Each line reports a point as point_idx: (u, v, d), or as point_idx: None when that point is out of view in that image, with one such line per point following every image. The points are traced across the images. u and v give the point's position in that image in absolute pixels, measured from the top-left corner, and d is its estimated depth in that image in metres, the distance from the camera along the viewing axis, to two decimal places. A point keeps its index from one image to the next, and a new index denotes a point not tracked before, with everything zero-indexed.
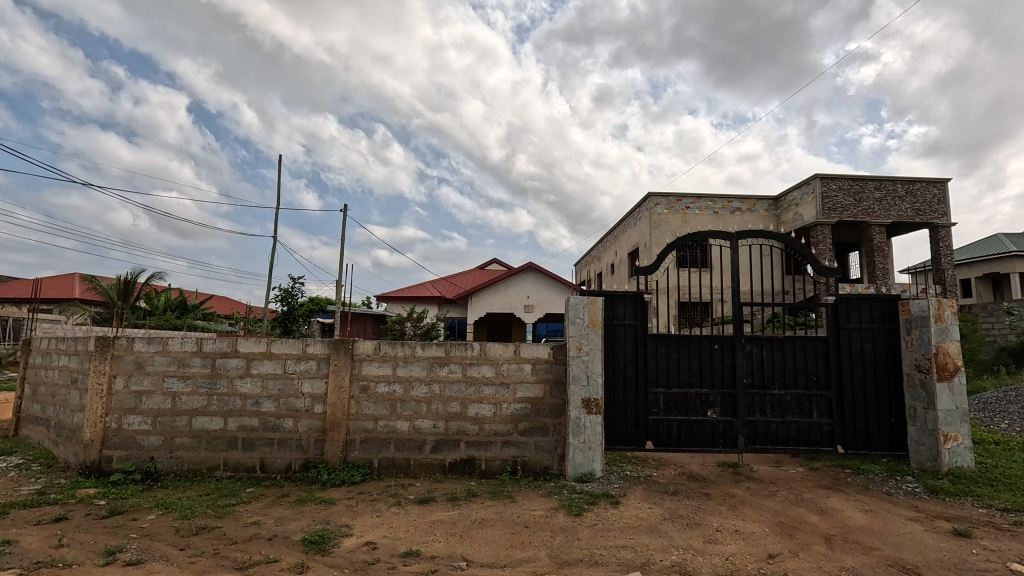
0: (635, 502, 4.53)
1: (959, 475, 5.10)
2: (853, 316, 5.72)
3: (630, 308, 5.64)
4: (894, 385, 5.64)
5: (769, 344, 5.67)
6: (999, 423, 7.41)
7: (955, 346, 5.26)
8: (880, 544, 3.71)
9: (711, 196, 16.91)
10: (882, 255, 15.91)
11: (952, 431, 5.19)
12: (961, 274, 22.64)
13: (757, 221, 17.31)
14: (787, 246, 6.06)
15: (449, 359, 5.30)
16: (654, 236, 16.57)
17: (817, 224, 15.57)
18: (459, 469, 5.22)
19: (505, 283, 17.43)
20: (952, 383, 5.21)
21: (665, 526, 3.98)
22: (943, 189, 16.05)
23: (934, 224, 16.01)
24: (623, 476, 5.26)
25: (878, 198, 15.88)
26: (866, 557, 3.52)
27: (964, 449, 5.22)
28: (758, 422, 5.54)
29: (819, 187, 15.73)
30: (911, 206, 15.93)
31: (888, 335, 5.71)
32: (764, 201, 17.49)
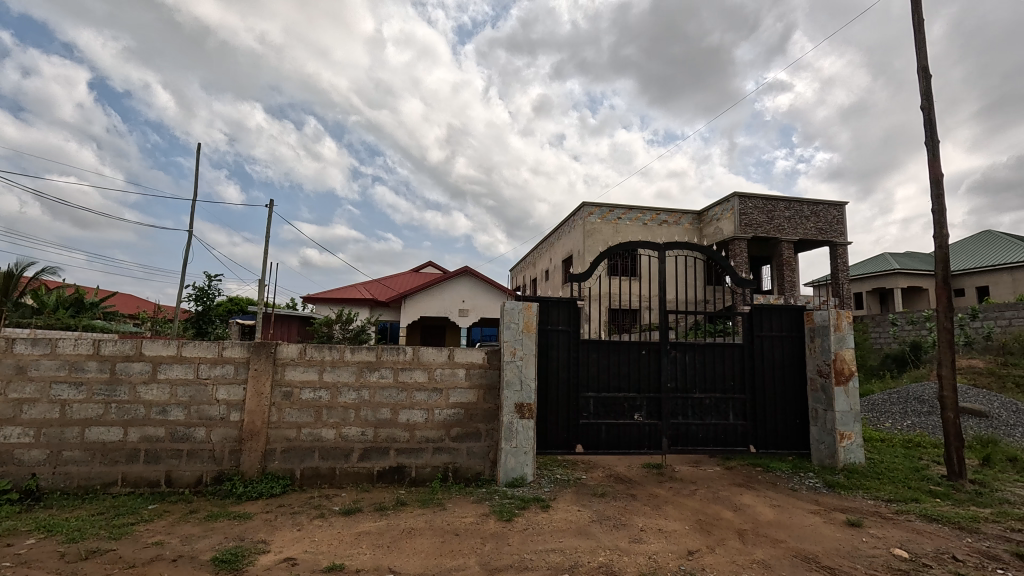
0: (564, 505, 4.60)
1: (852, 470, 5.63)
2: (766, 325, 6.17)
3: (564, 313, 5.74)
4: (799, 388, 6.15)
5: (691, 350, 5.98)
6: (884, 422, 8.28)
7: (850, 353, 5.81)
8: (786, 537, 4.00)
9: (640, 208, 17.73)
10: (790, 269, 17.34)
11: (846, 430, 5.73)
12: (855, 287, 25.21)
13: (683, 234, 18.33)
14: (710, 258, 6.43)
15: (380, 364, 5.13)
16: (588, 244, 17.06)
17: (735, 238, 16.72)
18: (388, 477, 5.06)
19: (441, 287, 17.21)
20: (847, 387, 5.75)
21: (593, 528, 4.06)
22: (841, 211, 17.78)
23: (835, 243, 17.64)
24: (554, 480, 5.32)
25: (788, 217, 17.30)
26: (774, 549, 3.77)
27: (856, 446, 5.77)
28: (681, 424, 5.83)
29: (737, 204, 16.91)
30: (814, 225, 17.51)
31: (796, 342, 6.19)
32: (689, 215, 18.55)
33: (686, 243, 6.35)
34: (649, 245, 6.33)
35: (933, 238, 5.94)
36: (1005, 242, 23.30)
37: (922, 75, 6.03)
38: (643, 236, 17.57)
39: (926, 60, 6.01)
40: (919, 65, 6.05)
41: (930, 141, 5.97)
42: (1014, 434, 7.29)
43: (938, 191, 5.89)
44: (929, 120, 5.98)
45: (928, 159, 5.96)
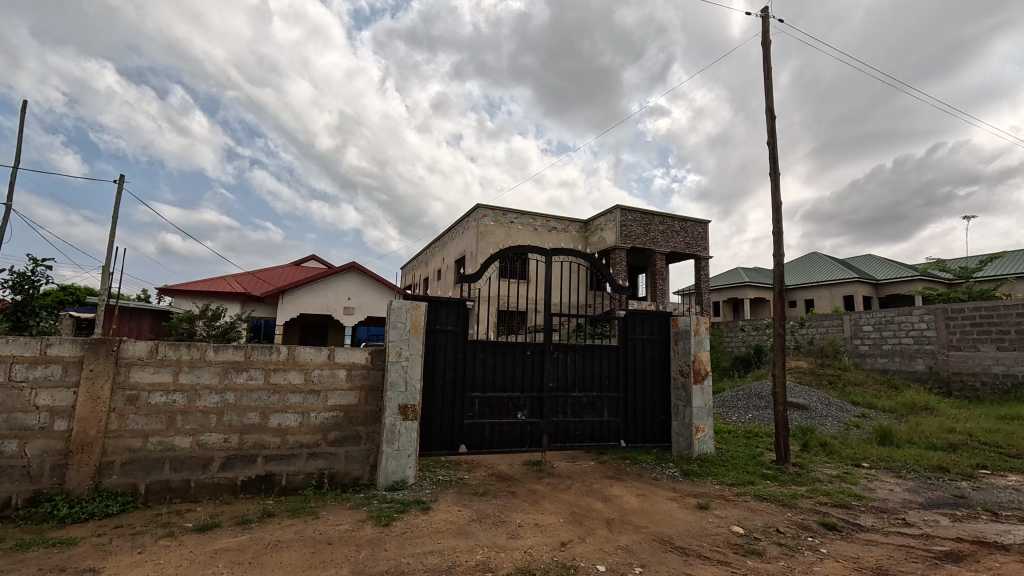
0: (445, 506, 4.58)
1: (704, 459, 6.34)
2: (638, 329, 6.73)
3: (452, 313, 5.73)
4: (664, 387, 6.78)
5: (572, 351, 6.32)
6: (732, 415, 9.44)
7: (706, 354, 6.53)
8: (647, 522, 4.39)
9: (532, 213, 18.33)
10: (661, 278, 19.06)
11: (700, 424, 6.43)
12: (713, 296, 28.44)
13: (570, 241, 19.31)
14: (592, 265, 6.84)
15: (249, 364, 4.71)
16: (480, 246, 17.23)
17: (616, 247, 17.98)
18: (253, 488, 4.65)
19: (324, 283, 16.25)
20: (703, 385, 6.45)
21: (472, 527, 4.10)
22: (705, 229, 19.95)
23: (699, 257, 19.74)
24: (435, 481, 5.28)
25: (661, 231, 19.01)
26: (636, 535, 4.11)
27: (708, 438, 6.50)
28: (561, 422, 6.12)
29: (618, 216, 18.20)
30: (683, 240, 19.43)
31: (663, 345, 6.83)
32: (576, 223, 19.58)
33: (571, 250, 6.69)
34: (538, 250, 6.56)
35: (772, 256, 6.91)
36: (826, 262, 27.85)
37: (769, 116, 6.99)
38: (533, 241, 18.20)
39: (773, 104, 6.97)
40: (767, 107, 7.00)
41: (773, 174, 6.94)
42: (826, 423, 8.73)
43: (778, 217, 6.87)
44: (773, 156, 6.95)
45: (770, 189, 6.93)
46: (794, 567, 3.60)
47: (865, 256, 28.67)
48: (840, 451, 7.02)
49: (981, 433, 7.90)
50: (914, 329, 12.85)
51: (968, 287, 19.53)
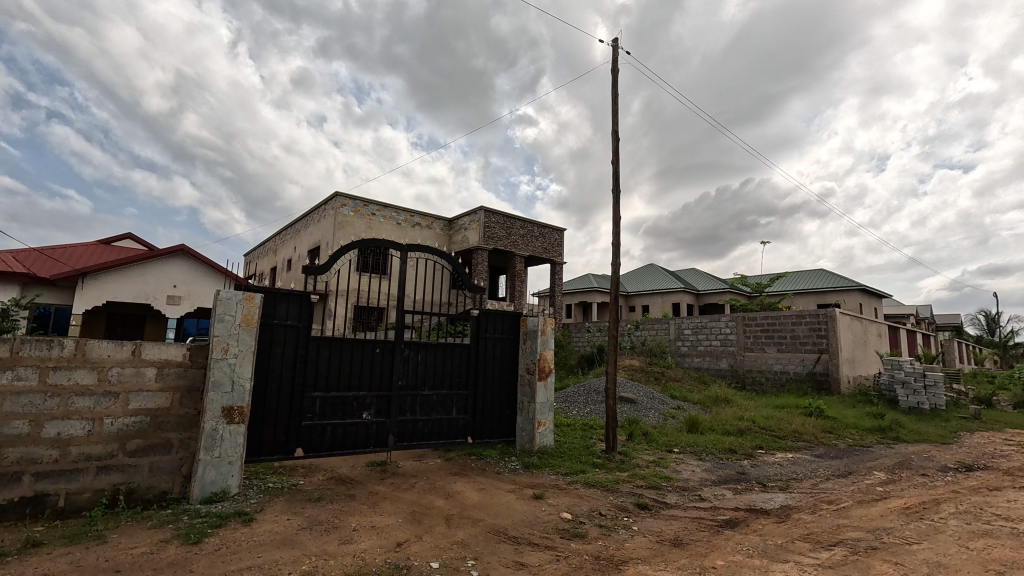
0: (272, 516, 4.21)
1: (543, 451, 6.75)
2: (490, 328, 6.94)
3: (293, 307, 5.31)
4: (512, 384, 7.07)
5: (424, 349, 6.27)
6: (573, 410, 10.22)
7: (550, 353, 6.97)
8: (485, 516, 4.53)
9: (395, 207, 17.84)
10: (520, 280, 19.90)
11: (542, 418, 6.85)
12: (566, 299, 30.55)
13: (434, 238, 19.21)
14: (448, 264, 6.88)
15: (16, 362, 3.84)
16: (337, 237, 16.27)
17: (478, 248, 18.33)
18: (16, 513, 3.78)
19: (142, 266, 13.94)
20: (546, 382, 6.87)
21: (302, 536, 3.83)
22: (561, 236, 21.32)
23: (554, 262, 21.02)
24: (263, 489, 4.83)
25: (522, 235, 19.85)
26: (474, 528, 4.23)
27: (548, 431, 6.94)
28: (408, 421, 6.03)
29: (482, 218, 18.56)
30: (541, 245, 20.53)
31: (512, 344, 7.12)
32: (441, 221, 19.55)
33: (428, 248, 6.65)
34: (393, 245, 6.39)
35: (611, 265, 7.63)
36: (660, 273, 31.63)
37: (614, 138, 7.71)
38: (395, 235, 17.73)
39: (618, 127, 7.69)
40: (613, 130, 7.72)
41: (615, 190, 7.67)
42: (649, 415, 9.92)
43: (617, 230, 7.60)
44: (616, 174, 7.68)
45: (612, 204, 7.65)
46: (609, 545, 4.01)
47: (690, 269, 33.19)
48: (658, 439, 8.02)
49: (761, 420, 9.64)
50: (721, 333, 15.21)
51: (761, 299, 23.72)
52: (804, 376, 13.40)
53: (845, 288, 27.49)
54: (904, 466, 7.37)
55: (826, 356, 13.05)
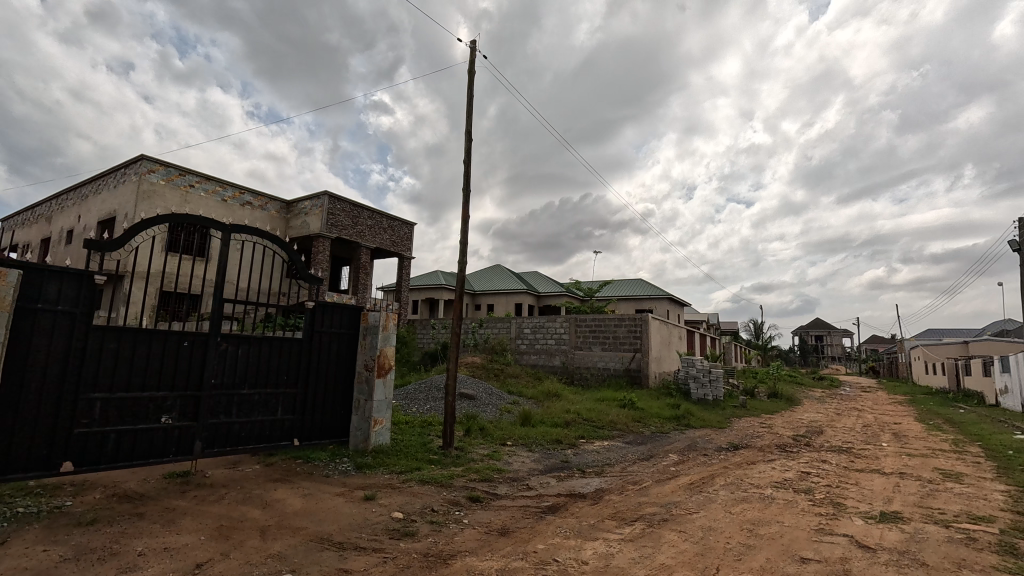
0: (18, 549, 3.35)
1: (378, 450, 6.52)
2: (326, 322, 6.50)
3: (68, 289, 4.32)
4: (348, 381, 6.72)
5: (245, 343, 5.61)
6: (412, 407, 10.08)
7: (391, 349, 6.75)
8: (308, 523, 4.21)
9: (220, 181, 15.74)
10: (364, 273, 19.02)
11: (379, 416, 6.61)
12: (413, 295, 30.11)
13: (267, 221, 17.38)
14: (281, 250, 6.25)
15: None
16: (141, 208, 13.72)
17: (320, 235, 17.05)
18: None
19: None
20: (385, 378, 6.65)
21: (62, 571, 3.12)
22: (410, 231, 20.93)
23: (402, 256, 20.56)
24: (9, 517, 3.82)
25: (369, 225, 19.00)
26: (293, 538, 3.89)
27: (384, 430, 6.73)
28: (221, 424, 5.33)
29: (325, 203, 17.30)
30: (389, 238, 19.90)
31: (350, 339, 6.76)
32: (276, 202, 17.77)
33: (257, 229, 5.95)
34: (213, 223, 5.58)
35: (457, 263, 7.70)
36: (505, 273, 33.01)
37: (467, 138, 7.80)
38: (219, 213, 15.60)
39: (471, 128, 7.81)
40: (466, 130, 7.81)
41: (465, 190, 7.77)
42: (486, 410, 10.26)
43: (465, 229, 7.71)
44: (467, 174, 7.78)
45: (461, 203, 7.74)
46: (439, 541, 4.02)
47: (532, 272, 35.26)
48: (493, 433, 8.33)
49: (584, 412, 10.65)
50: (556, 333, 16.42)
51: (591, 303, 26.23)
52: (621, 372, 15.19)
53: (657, 296, 31.83)
54: (691, 448, 8.78)
55: (639, 355, 14.97)
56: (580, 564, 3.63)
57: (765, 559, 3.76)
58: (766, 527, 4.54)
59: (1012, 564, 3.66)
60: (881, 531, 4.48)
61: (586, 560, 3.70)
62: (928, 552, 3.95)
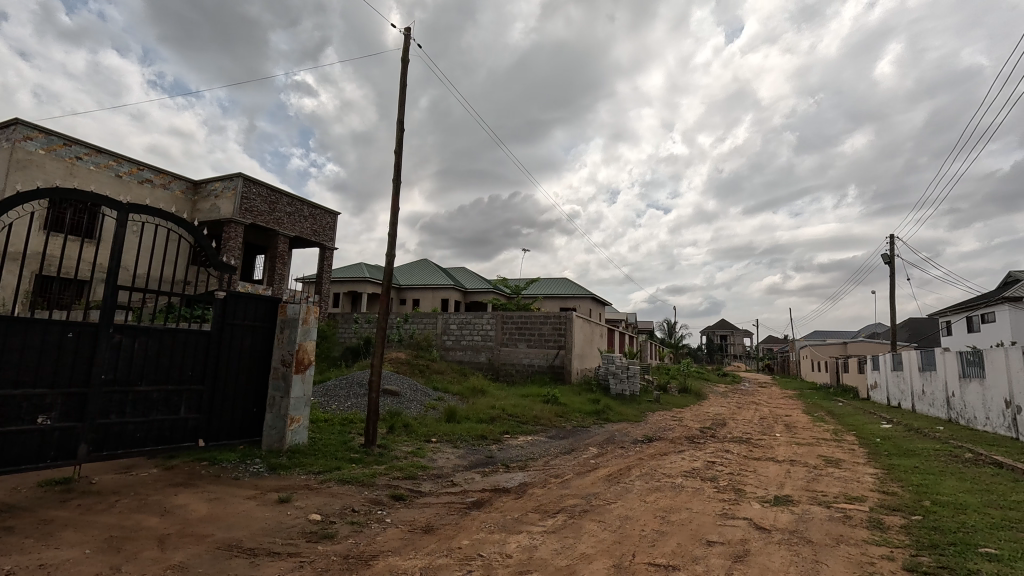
0: None
1: (295, 450, 6.18)
2: (239, 314, 6.07)
3: None
4: (262, 377, 6.33)
5: (144, 336, 5.10)
6: (331, 404, 9.66)
7: (312, 344, 6.40)
8: (214, 530, 3.91)
9: (115, 154, 14.17)
10: (282, 263, 17.93)
11: (296, 414, 6.26)
12: (334, 287, 28.86)
13: (169, 201, 15.89)
14: (189, 235, 5.74)
15: None
16: (14, 179, 12.01)
17: (232, 220, 15.84)
18: None
19: None
20: (304, 374, 6.29)
21: None
22: (333, 220, 20.04)
23: (324, 246, 19.61)
24: None
25: (288, 212, 17.93)
26: (199, 546, 3.60)
27: (301, 428, 6.38)
28: (113, 425, 4.81)
29: (239, 186, 16.09)
30: (310, 226, 18.91)
31: (266, 332, 6.36)
32: (181, 181, 16.30)
33: (161, 211, 5.42)
34: (108, 202, 5.00)
35: (384, 256, 7.47)
36: (433, 268, 32.55)
37: (398, 128, 7.59)
38: (112, 190, 14.03)
39: (403, 118, 7.60)
40: (398, 120, 7.60)
41: (395, 182, 7.56)
42: (410, 406, 10.08)
43: (394, 221, 7.50)
44: (397, 165, 7.58)
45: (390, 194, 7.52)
46: (360, 541, 3.90)
47: (460, 267, 35.06)
48: (417, 430, 8.19)
49: (509, 407, 10.76)
50: (482, 329, 16.45)
51: (518, 300, 26.57)
52: (545, 368, 15.55)
53: (580, 295, 32.86)
54: (609, 441, 9.18)
55: (563, 352, 15.42)
56: (505, 558, 3.67)
57: (675, 544, 4.01)
58: (677, 514, 4.85)
59: (879, 537, 4.18)
60: (774, 513, 4.94)
61: (510, 554, 3.75)
62: (813, 530, 4.41)
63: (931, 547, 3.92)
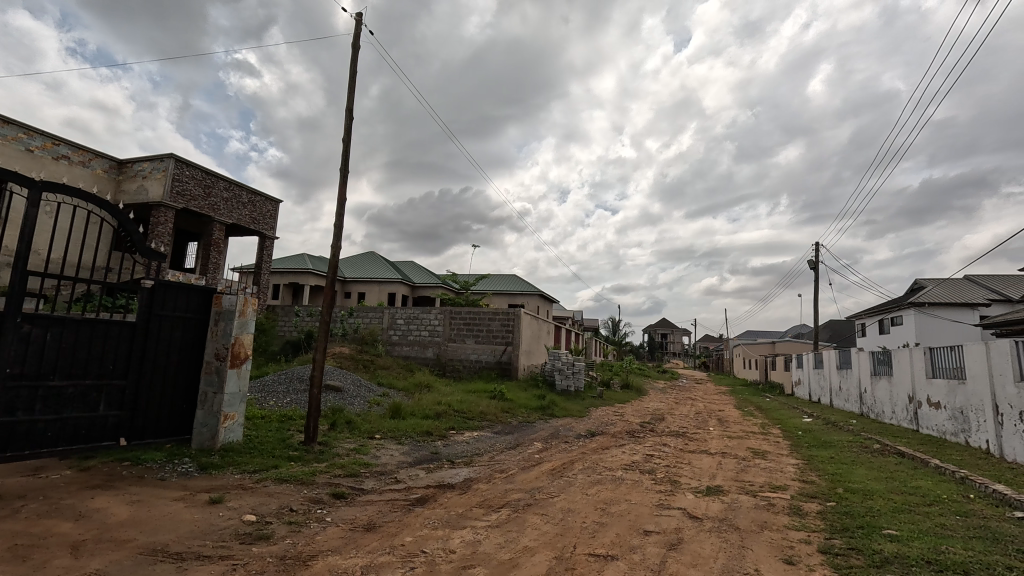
0: None
1: (228, 448, 5.87)
2: (168, 304, 5.70)
3: None
4: (193, 372, 5.98)
5: (59, 326, 4.71)
6: (269, 400, 9.26)
7: (249, 337, 6.11)
8: (137, 534, 3.66)
9: (26, 126, 12.88)
10: (217, 251, 16.94)
11: (230, 411, 5.95)
12: (274, 278, 27.63)
13: (89, 180, 14.65)
14: (113, 217, 5.32)
15: None
16: None
17: (161, 204, 14.78)
18: None
19: None
20: (240, 369, 6.00)
21: None
22: (274, 208, 19.16)
23: (264, 235, 18.72)
24: None
25: (224, 197, 16.96)
26: (119, 552, 3.37)
27: (236, 425, 6.09)
28: (20, 423, 4.43)
29: (171, 167, 15.06)
30: (249, 213, 17.98)
31: (198, 324, 6.01)
32: (103, 159, 15.09)
33: (80, 191, 4.97)
34: (19, 178, 4.54)
35: (330, 247, 7.23)
36: (380, 261, 31.83)
37: (347, 115, 7.36)
38: (21, 165, 12.76)
39: (353, 105, 7.38)
40: (346, 107, 7.37)
41: (342, 171, 7.33)
42: (353, 402, 9.84)
43: (341, 212, 7.28)
44: (346, 153, 7.34)
45: (337, 185, 7.29)
46: (298, 541, 3.78)
47: (408, 261, 34.47)
48: (360, 426, 8.01)
49: (455, 403, 10.73)
50: (430, 325, 16.27)
51: (466, 296, 26.46)
52: (493, 364, 15.59)
53: (529, 292, 33.16)
54: (554, 436, 9.35)
55: (510, 348, 15.51)
56: (448, 553, 3.67)
57: (615, 534, 4.16)
58: (617, 505, 5.02)
59: (798, 522, 4.52)
60: (706, 502, 5.21)
61: (454, 549, 3.75)
62: (741, 517, 4.70)
63: (841, 530, 4.27)
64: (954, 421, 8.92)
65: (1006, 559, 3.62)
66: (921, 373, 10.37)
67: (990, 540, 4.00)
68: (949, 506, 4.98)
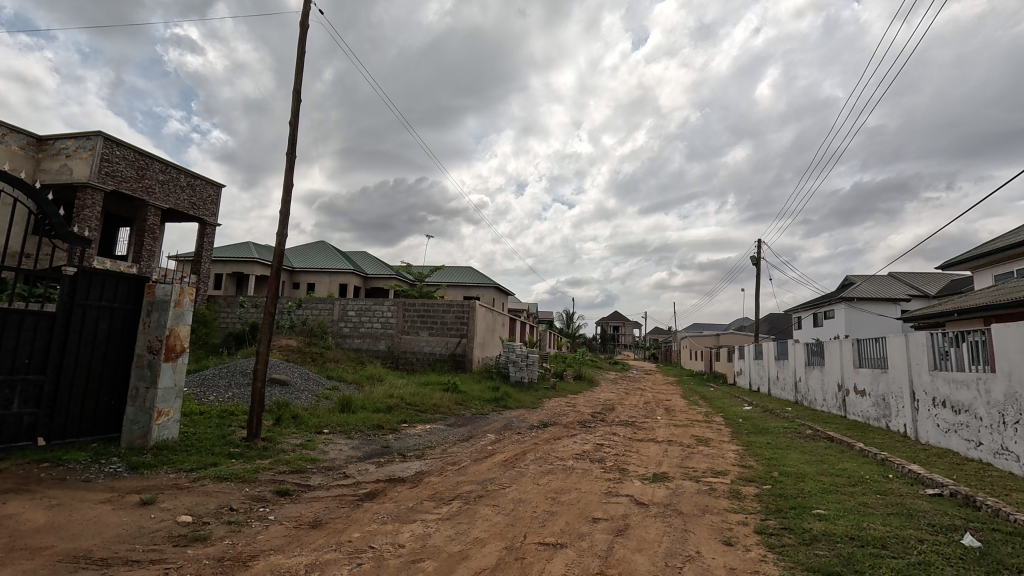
0: None
1: (162, 446, 5.51)
2: (93, 293, 5.29)
3: None
4: (122, 366, 5.59)
5: None
6: (208, 395, 8.79)
7: (186, 329, 5.74)
8: (55, 540, 3.39)
9: None
10: (151, 238, 15.86)
11: (165, 407, 5.59)
12: (215, 268, 26.28)
13: (3, 156, 13.38)
14: (30, 199, 4.89)
15: None
16: None
17: (87, 185, 13.68)
18: None
19: None
20: (176, 363, 5.64)
21: None
22: (216, 193, 18.17)
23: (205, 221, 17.72)
24: None
25: (160, 180, 15.92)
26: (33, 561, 3.10)
27: (171, 422, 5.72)
28: None
29: (99, 146, 13.97)
30: (187, 198, 16.96)
31: (127, 315, 5.61)
32: (21, 135, 13.84)
33: None
34: None
35: (275, 234, 6.91)
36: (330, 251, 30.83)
37: (294, 97, 7.04)
38: None
39: (301, 86, 7.06)
40: (294, 88, 7.03)
41: (289, 155, 7.00)
42: (301, 396, 9.52)
43: (287, 198, 6.97)
44: (292, 137, 7.03)
45: (283, 170, 6.96)
46: (238, 542, 3.61)
47: (361, 250, 33.57)
48: (307, 421, 7.76)
49: (407, 396, 10.58)
50: (382, 317, 15.94)
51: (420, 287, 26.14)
52: (447, 356, 15.50)
53: (485, 285, 33.11)
54: (507, 427, 9.40)
55: (465, 340, 15.47)
56: (397, 548, 3.61)
57: (564, 523, 4.22)
58: (567, 494, 5.11)
59: (736, 505, 4.75)
60: (652, 489, 5.38)
61: (403, 543, 3.70)
62: (684, 502, 4.88)
63: (776, 511, 4.52)
64: (877, 407, 9.62)
65: (918, 533, 3.94)
66: (849, 362, 11.11)
67: (905, 516, 4.34)
68: (871, 486, 5.38)
